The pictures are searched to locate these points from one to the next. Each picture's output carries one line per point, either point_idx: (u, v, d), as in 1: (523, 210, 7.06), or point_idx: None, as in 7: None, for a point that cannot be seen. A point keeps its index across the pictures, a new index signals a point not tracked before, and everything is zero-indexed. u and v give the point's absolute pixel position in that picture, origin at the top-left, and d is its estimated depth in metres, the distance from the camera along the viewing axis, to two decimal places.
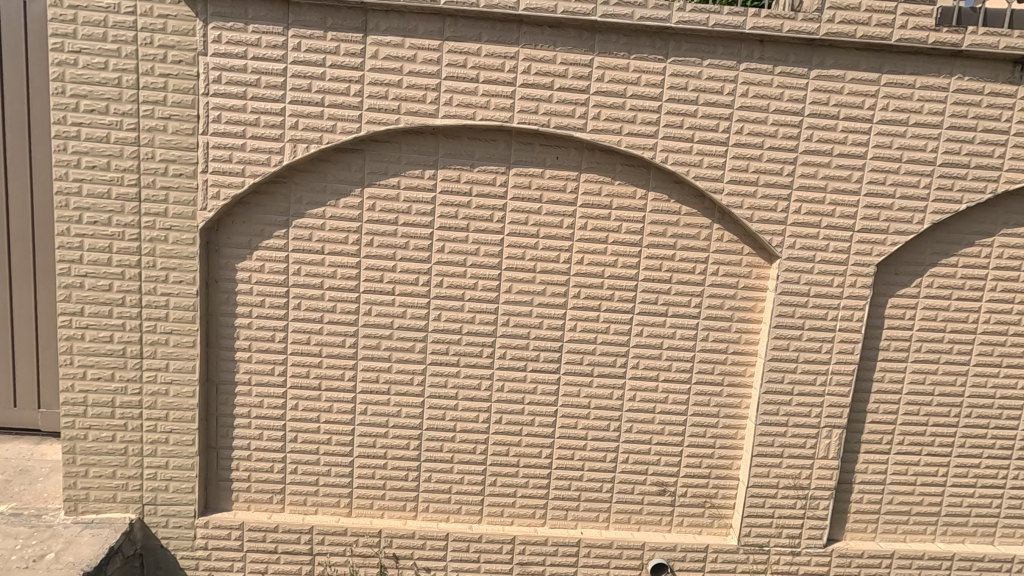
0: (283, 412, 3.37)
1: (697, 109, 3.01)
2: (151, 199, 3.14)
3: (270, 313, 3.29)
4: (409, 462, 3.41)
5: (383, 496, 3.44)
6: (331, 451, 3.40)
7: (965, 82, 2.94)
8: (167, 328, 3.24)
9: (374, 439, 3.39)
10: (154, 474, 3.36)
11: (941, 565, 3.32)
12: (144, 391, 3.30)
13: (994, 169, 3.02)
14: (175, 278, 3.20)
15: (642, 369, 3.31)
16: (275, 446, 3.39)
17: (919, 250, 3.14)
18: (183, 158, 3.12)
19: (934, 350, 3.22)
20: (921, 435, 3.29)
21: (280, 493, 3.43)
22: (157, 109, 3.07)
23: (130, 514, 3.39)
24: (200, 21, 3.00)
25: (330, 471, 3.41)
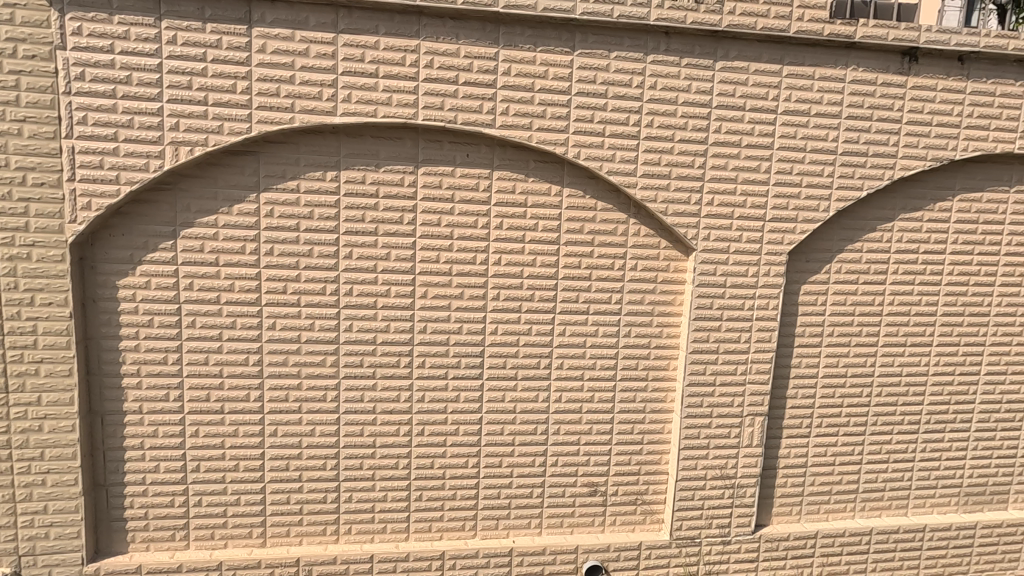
0: (182, 441, 2.90)
1: (607, 102, 2.92)
2: (7, 213, 2.57)
3: (163, 333, 2.81)
4: (327, 483, 3.05)
5: (300, 522, 3.06)
6: (240, 479, 2.97)
7: (859, 74, 3.07)
8: (37, 356, 2.67)
9: (286, 461, 3.00)
10: (30, 521, 2.78)
11: (862, 540, 3.48)
12: (12, 430, 2.71)
13: (889, 157, 3.17)
14: (43, 299, 2.64)
15: (567, 370, 3.18)
16: (174, 478, 2.91)
17: (825, 237, 3.26)
18: (44, 166, 2.57)
19: (844, 333, 3.35)
20: (836, 415, 3.42)
21: (183, 529, 2.96)
22: (9, 111, 2.51)
23: (4, 568, 2.79)
24: (55, 11, 2.48)
25: (238, 500, 2.98)
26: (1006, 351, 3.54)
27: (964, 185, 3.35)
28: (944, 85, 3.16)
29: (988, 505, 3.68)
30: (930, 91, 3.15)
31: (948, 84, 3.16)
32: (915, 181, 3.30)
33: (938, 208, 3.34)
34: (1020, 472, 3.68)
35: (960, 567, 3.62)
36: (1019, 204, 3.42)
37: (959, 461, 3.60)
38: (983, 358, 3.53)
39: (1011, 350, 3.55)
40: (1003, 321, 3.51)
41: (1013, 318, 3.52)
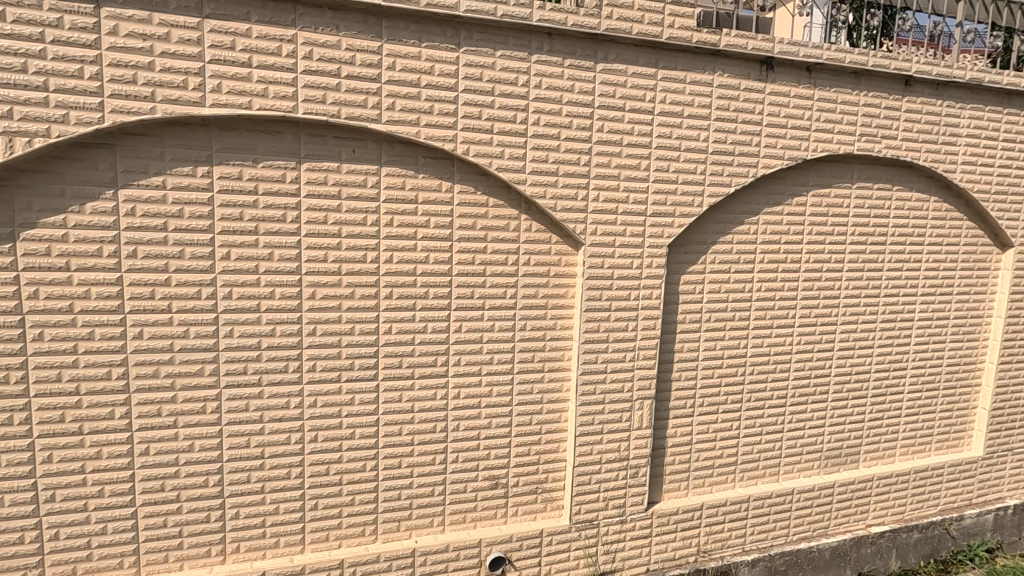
0: (31, 469, 2.56)
1: (494, 100, 2.94)
2: None
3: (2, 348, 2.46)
4: (210, 500, 2.84)
5: (181, 545, 2.82)
6: (105, 505, 2.68)
7: (725, 79, 3.33)
8: None
9: (162, 481, 2.75)
10: None
11: (742, 508, 3.81)
12: None
13: (753, 156, 3.47)
14: None
15: (465, 366, 3.19)
16: (22, 512, 2.56)
17: (701, 230, 3.51)
18: None
19: (720, 319, 3.64)
20: (716, 395, 3.71)
21: (37, 567, 2.61)
22: None
23: None
24: None
25: (106, 528, 2.69)
26: (854, 328, 4.02)
27: (816, 182, 3.74)
28: (796, 92, 3.51)
29: (844, 465, 4.16)
30: (786, 96, 3.48)
31: (800, 91, 3.52)
32: (776, 179, 3.64)
33: (796, 203, 3.71)
34: (868, 434, 4.19)
35: (823, 523, 4.07)
36: (861, 199, 3.88)
37: (820, 428, 4.04)
38: (836, 336, 3.97)
39: (858, 327, 4.03)
40: (851, 302, 3.97)
41: (858, 298, 3.99)
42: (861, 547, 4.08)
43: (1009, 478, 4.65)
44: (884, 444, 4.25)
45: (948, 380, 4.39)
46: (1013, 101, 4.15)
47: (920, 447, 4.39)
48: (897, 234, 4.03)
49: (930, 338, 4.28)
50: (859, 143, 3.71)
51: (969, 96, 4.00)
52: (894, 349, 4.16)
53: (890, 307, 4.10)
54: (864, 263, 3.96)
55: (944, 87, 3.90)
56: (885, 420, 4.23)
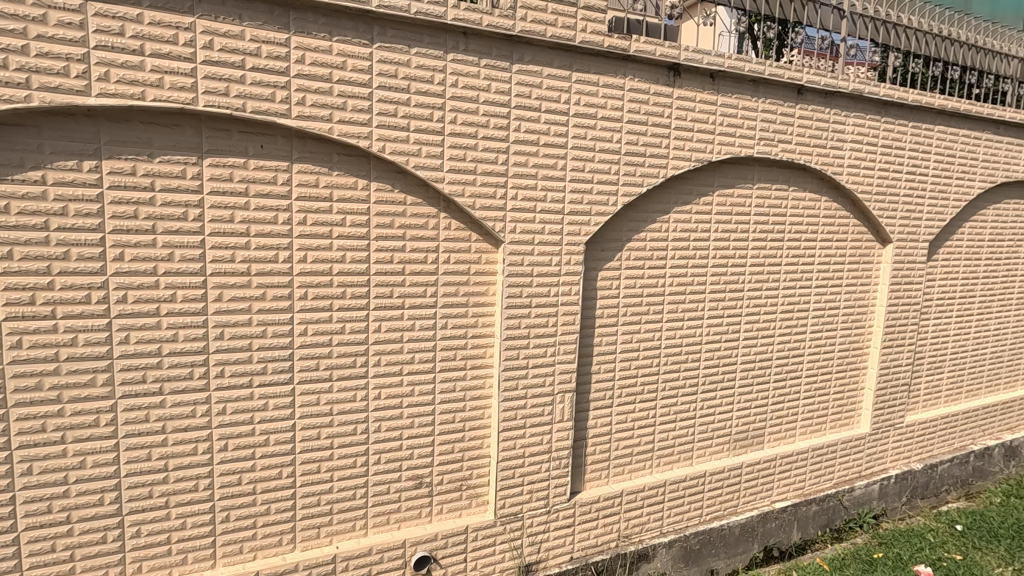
0: None
1: (409, 97, 2.92)
2: None
3: None
4: (107, 519, 2.64)
5: (73, 570, 2.60)
6: None
7: (635, 83, 3.48)
8: None
9: (48, 503, 2.51)
10: None
11: (658, 492, 4.00)
12: None
13: (663, 157, 3.64)
14: None
15: (385, 366, 3.14)
16: None
17: (616, 228, 3.65)
18: None
19: (635, 313, 3.80)
20: (633, 385, 3.87)
21: None
22: None
23: None
24: None
25: None
26: (757, 319, 4.31)
27: (721, 182, 3.98)
28: (701, 97, 3.72)
29: (750, 447, 4.46)
30: (692, 101, 3.68)
31: (705, 96, 3.73)
32: (685, 179, 3.84)
33: (703, 202, 3.93)
34: (771, 417, 4.52)
35: (733, 502, 4.36)
36: (761, 199, 4.17)
37: (729, 413, 4.31)
38: (741, 326, 4.25)
39: (761, 318, 4.33)
40: (754, 295, 4.26)
41: (760, 291, 4.29)
42: (766, 521, 4.40)
43: (892, 451, 5.15)
44: (785, 425, 4.60)
45: (839, 364, 4.81)
46: (890, 111, 4.60)
47: (817, 426, 4.78)
48: (793, 231, 4.36)
49: (823, 326, 4.67)
50: (758, 146, 3.98)
51: (852, 105, 4.39)
52: (793, 337, 4.51)
53: (788, 299, 4.43)
54: (765, 258, 4.26)
55: (831, 96, 4.26)
56: (785, 403, 4.58)
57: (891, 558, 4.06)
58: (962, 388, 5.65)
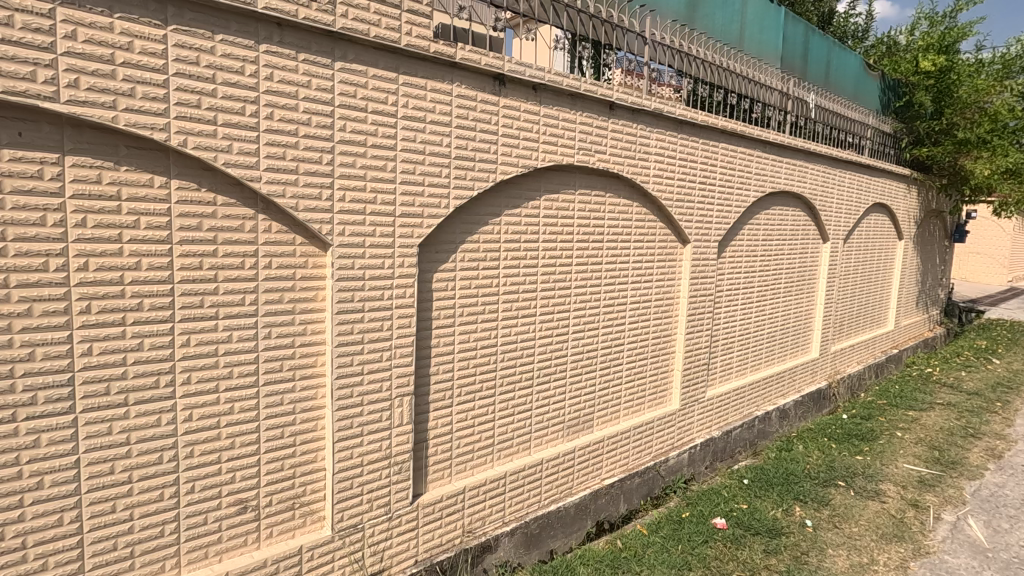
0: None
1: (216, 88, 2.67)
2: None
3: None
4: None
5: None
6: None
7: (462, 89, 3.58)
8: None
9: None
10: None
11: (500, 484, 4.17)
12: None
13: (492, 162, 3.80)
14: None
15: (196, 384, 2.82)
16: None
17: (449, 230, 3.72)
18: None
19: (471, 313, 3.91)
20: (472, 384, 3.99)
21: None
22: None
23: None
24: None
25: None
26: (583, 314, 4.70)
27: (546, 187, 4.26)
28: (525, 107, 3.95)
29: (582, 431, 4.85)
30: (517, 110, 3.90)
31: (529, 107, 3.97)
32: (513, 184, 4.04)
33: (531, 206, 4.17)
34: (599, 401, 4.97)
35: (568, 484, 4.70)
36: (582, 203, 4.55)
37: (562, 402, 4.64)
38: (570, 321, 4.60)
39: (587, 312, 4.73)
40: (580, 291, 4.64)
41: (584, 289, 4.67)
42: (597, 498, 4.82)
43: (697, 422, 5.97)
44: (611, 408, 5.08)
45: (654, 350, 5.45)
46: (685, 129, 5.31)
47: (637, 407, 5.35)
48: (611, 233, 4.83)
49: (639, 317, 5.24)
50: (578, 155, 4.34)
51: (655, 122, 4.99)
52: (614, 328, 5.00)
53: (609, 294, 4.90)
54: (588, 258, 4.66)
55: (637, 113, 4.81)
56: (610, 388, 5.06)
57: (695, 516, 4.70)
58: (748, 364, 6.74)
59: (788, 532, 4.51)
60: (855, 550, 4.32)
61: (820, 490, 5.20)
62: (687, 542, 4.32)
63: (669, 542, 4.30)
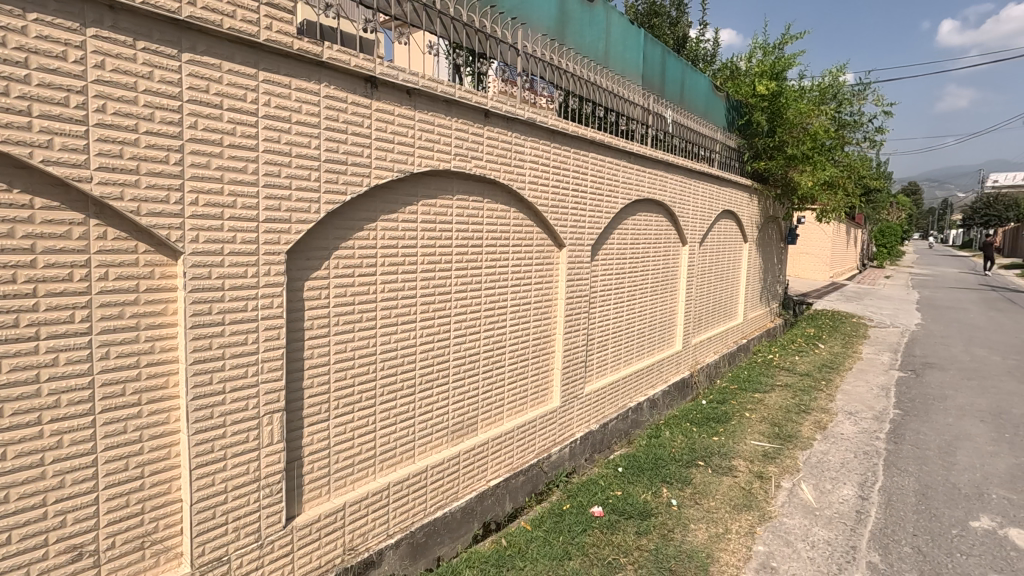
0: None
1: (29, 74, 2.32)
2: None
3: None
4: None
5: None
6: None
7: (331, 90, 3.45)
8: None
9: None
10: None
11: (382, 497, 4.06)
12: None
13: (365, 167, 3.70)
14: None
15: (10, 417, 2.40)
16: None
17: (321, 236, 3.55)
18: None
19: (348, 322, 3.77)
20: (350, 396, 3.84)
21: None
22: None
23: None
24: None
25: None
26: (464, 319, 4.74)
27: (423, 193, 4.24)
28: (400, 111, 3.91)
29: (466, 435, 4.88)
30: (391, 114, 3.84)
31: (403, 111, 3.93)
32: (388, 188, 3.97)
33: (408, 211, 4.13)
34: (482, 404, 5.03)
35: (454, 489, 4.69)
36: (460, 209, 4.58)
37: (445, 408, 4.63)
38: (451, 326, 4.61)
39: (468, 317, 4.77)
40: (460, 296, 4.67)
41: (465, 294, 4.71)
42: (483, 500, 4.88)
43: (577, 417, 6.27)
44: (494, 409, 5.17)
45: (534, 350, 5.63)
46: (557, 138, 5.57)
47: (520, 407, 5.50)
48: (490, 238, 4.92)
49: (520, 319, 5.40)
50: (454, 161, 4.37)
51: (529, 131, 5.18)
52: (496, 330, 5.10)
53: (489, 298, 4.98)
54: (467, 263, 4.70)
55: (512, 121, 4.96)
56: (493, 390, 5.15)
57: (575, 507, 4.93)
58: (621, 359, 7.21)
59: (657, 513, 4.89)
60: (712, 522, 4.79)
61: (684, 471, 5.70)
62: (568, 533, 4.52)
63: (551, 535, 4.47)
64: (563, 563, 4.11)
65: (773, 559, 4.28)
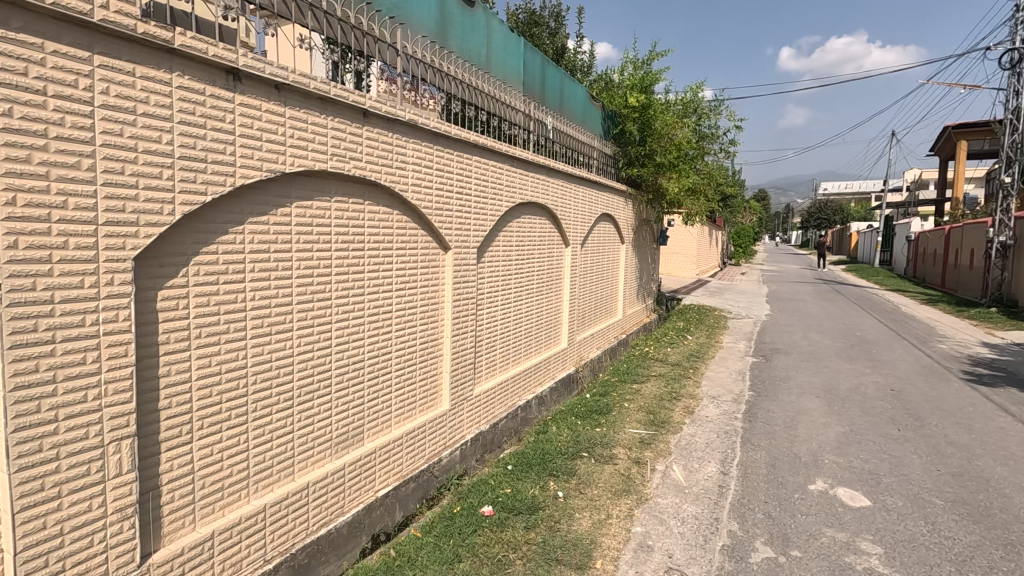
0: None
1: None
2: None
3: None
4: None
5: None
6: None
7: (184, 80, 3.15)
8: None
9: None
10: None
11: (258, 520, 3.77)
12: None
13: (228, 165, 3.43)
14: None
15: None
16: None
17: (176, 240, 3.23)
18: None
19: (212, 334, 3.46)
20: (217, 414, 3.53)
21: None
22: None
23: None
24: None
25: None
26: (347, 325, 4.56)
27: (297, 194, 4.01)
28: (267, 107, 3.67)
29: (352, 446, 4.69)
30: (257, 110, 3.60)
31: (271, 106, 3.69)
32: (256, 189, 3.70)
33: (280, 212, 3.88)
34: (368, 413, 4.86)
35: (339, 504, 4.48)
36: (339, 211, 4.39)
37: (328, 420, 4.42)
38: (331, 334, 4.41)
39: (350, 324, 4.59)
40: (341, 303, 4.48)
41: (346, 299, 4.53)
42: (371, 511, 4.73)
43: (467, 419, 6.28)
44: (381, 417, 5.02)
45: (422, 355, 5.57)
46: (440, 141, 5.56)
47: (408, 413, 5.40)
48: (372, 241, 4.78)
49: (406, 324, 5.30)
50: (330, 162, 4.19)
51: (410, 132, 5.11)
52: (380, 337, 4.96)
53: (373, 303, 4.84)
54: (348, 267, 4.52)
55: (392, 122, 4.86)
56: (380, 398, 5.00)
57: (465, 509, 4.95)
58: (508, 359, 7.35)
59: (544, 506, 5.06)
60: (595, 509, 5.05)
61: (569, 464, 5.95)
62: (459, 535, 4.52)
63: (442, 540, 4.44)
64: (453, 566, 4.10)
65: (649, 537, 4.61)
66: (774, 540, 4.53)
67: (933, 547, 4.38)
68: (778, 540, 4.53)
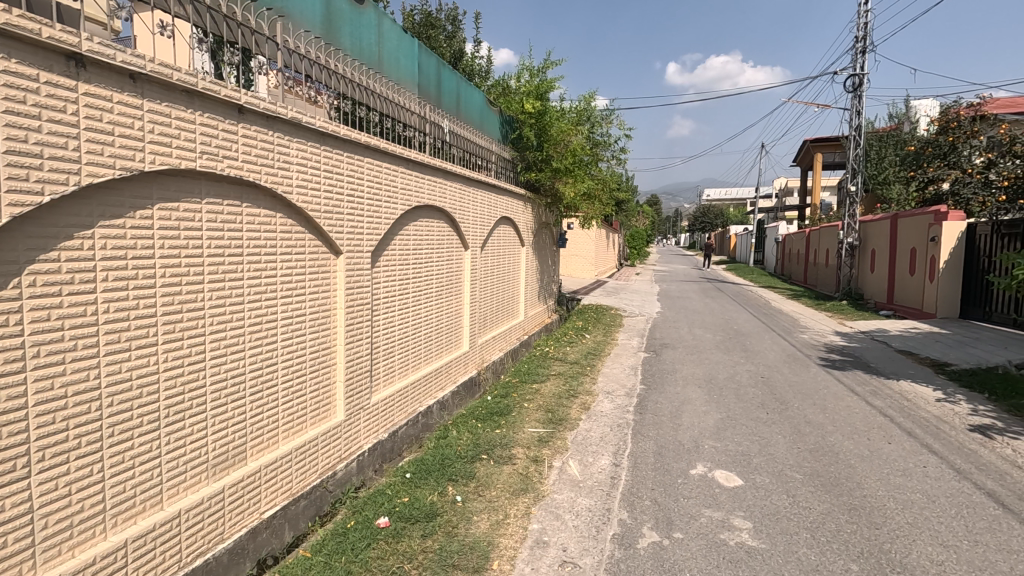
0: None
1: None
2: None
3: None
4: None
5: None
6: None
7: (10, 64, 2.78)
8: None
9: None
10: None
11: (117, 558, 3.37)
12: None
13: (71, 162, 3.07)
14: None
15: None
16: None
17: (3, 246, 2.82)
18: None
19: (53, 353, 3.05)
20: (62, 443, 3.10)
21: None
22: None
23: None
24: None
25: None
26: (223, 337, 4.22)
27: (160, 194, 3.65)
28: (121, 99, 3.32)
29: (232, 467, 4.35)
30: (109, 101, 3.24)
31: (126, 97, 3.35)
32: (110, 188, 3.33)
33: (140, 216, 3.52)
34: (251, 430, 4.53)
35: (218, 530, 4.14)
36: (211, 214, 4.07)
37: (203, 440, 4.06)
38: (204, 347, 4.06)
39: (227, 335, 4.26)
40: (216, 313, 4.14)
41: (223, 309, 4.21)
42: (256, 535, 4.42)
43: (363, 429, 6.07)
44: (266, 434, 4.71)
45: (313, 367, 5.31)
46: (328, 141, 5.34)
47: (299, 426, 5.12)
48: (252, 246, 4.47)
49: (294, 334, 5.02)
50: (200, 160, 3.88)
51: (294, 132, 4.85)
52: (263, 349, 4.65)
53: (254, 312, 4.53)
54: (224, 274, 4.19)
55: (273, 120, 4.59)
56: (264, 413, 4.68)
57: (360, 523, 4.78)
58: (407, 365, 7.20)
59: (441, 512, 5.01)
60: (493, 510, 5.09)
61: (468, 467, 5.94)
62: (351, 550, 4.35)
63: (333, 558, 4.26)
64: None
65: (546, 533, 4.73)
66: (659, 524, 4.83)
67: (793, 517, 4.89)
68: (662, 524, 4.83)
